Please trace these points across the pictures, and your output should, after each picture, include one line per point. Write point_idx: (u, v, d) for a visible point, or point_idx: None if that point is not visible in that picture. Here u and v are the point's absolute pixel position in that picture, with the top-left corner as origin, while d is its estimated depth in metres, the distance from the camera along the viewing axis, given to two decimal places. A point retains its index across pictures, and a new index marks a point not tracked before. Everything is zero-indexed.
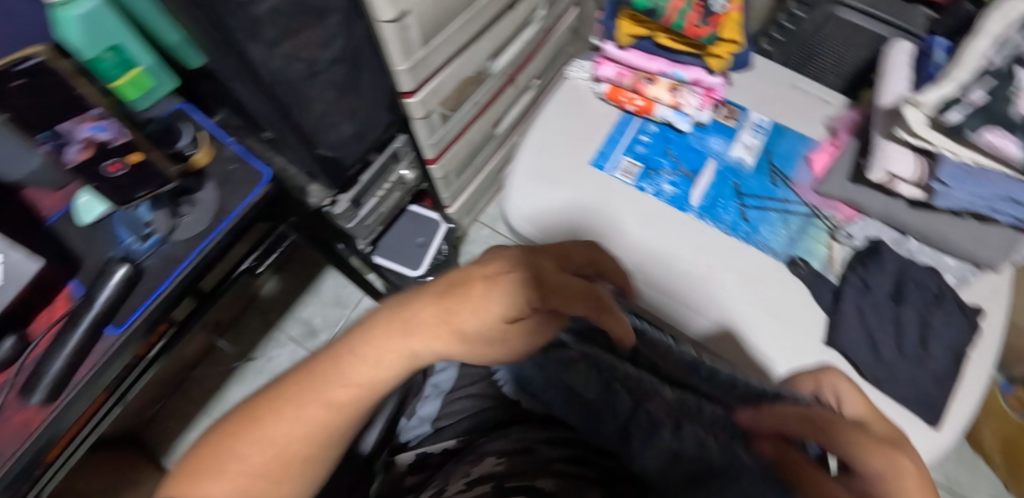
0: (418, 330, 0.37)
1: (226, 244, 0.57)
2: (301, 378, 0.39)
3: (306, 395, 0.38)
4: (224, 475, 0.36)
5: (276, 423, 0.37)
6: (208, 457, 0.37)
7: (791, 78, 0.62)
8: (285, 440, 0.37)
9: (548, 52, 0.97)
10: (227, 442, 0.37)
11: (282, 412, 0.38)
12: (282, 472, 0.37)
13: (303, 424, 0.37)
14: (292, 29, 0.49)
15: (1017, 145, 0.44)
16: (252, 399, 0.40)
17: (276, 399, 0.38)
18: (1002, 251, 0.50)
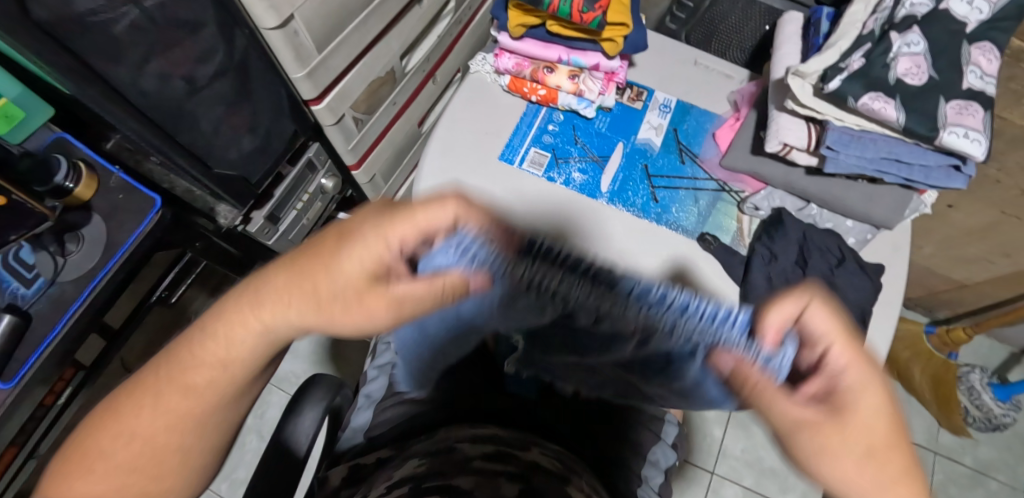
0: (266, 299, 0.37)
1: (122, 279, 0.54)
2: (156, 371, 0.39)
3: (173, 385, 0.39)
4: (93, 473, 0.38)
5: (139, 414, 0.39)
6: (76, 452, 0.39)
7: (694, 54, 0.65)
8: (152, 434, 0.39)
9: (467, 44, 0.95)
10: (92, 437, 0.39)
11: (139, 412, 0.39)
12: (155, 467, 0.39)
13: (164, 417, 0.39)
14: (161, 45, 0.46)
15: (893, 109, 0.44)
16: (120, 391, 0.40)
17: (135, 395, 0.39)
18: (895, 210, 0.52)
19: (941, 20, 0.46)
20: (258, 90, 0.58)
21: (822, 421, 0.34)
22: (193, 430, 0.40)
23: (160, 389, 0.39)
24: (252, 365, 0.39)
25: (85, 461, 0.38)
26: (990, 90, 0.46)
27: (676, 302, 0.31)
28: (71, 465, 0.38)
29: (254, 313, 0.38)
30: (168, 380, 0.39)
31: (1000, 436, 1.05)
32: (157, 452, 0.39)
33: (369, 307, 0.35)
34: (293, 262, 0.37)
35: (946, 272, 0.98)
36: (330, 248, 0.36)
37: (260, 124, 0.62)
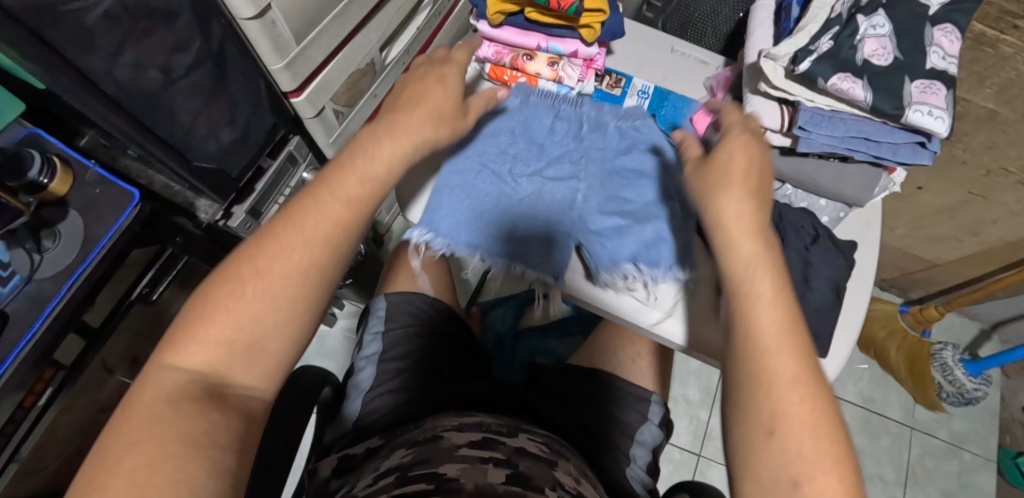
0: (400, 127, 0.44)
1: (101, 275, 0.53)
2: (230, 285, 0.37)
3: (276, 254, 0.38)
4: (211, 340, 0.36)
5: (241, 302, 0.36)
6: (188, 330, 0.36)
7: (670, 42, 0.66)
8: (239, 319, 0.36)
9: (446, 37, 0.95)
10: (202, 320, 0.36)
11: (265, 275, 0.37)
12: (244, 350, 0.36)
13: (258, 301, 0.37)
14: (135, 35, 0.46)
15: (860, 89, 0.46)
16: (203, 291, 0.37)
17: (233, 285, 0.37)
18: (864, 189, 0.54)
19: (906, 3, 0.48)
20: (235, 82, 0.58)
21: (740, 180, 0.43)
22: (297, 300, 0.39)
23: (282, 256, 0.38)
24: (338, 245, 0.41)
25: (186, 332, 0.36)
26: (952, 70, 0.48)
27: (604, 106, 0.62)
28: (185, 334, 0.36)
29: (360, 184, 0.42)
30: (267, 245, 0.38)
31: (972, 409, 1.09)
32: (255, 336, 0.37)
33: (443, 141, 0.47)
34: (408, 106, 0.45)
35: (919, 252, 1.01)
36: (435, 86, 0.47)
37: (239, 116, 0.61)
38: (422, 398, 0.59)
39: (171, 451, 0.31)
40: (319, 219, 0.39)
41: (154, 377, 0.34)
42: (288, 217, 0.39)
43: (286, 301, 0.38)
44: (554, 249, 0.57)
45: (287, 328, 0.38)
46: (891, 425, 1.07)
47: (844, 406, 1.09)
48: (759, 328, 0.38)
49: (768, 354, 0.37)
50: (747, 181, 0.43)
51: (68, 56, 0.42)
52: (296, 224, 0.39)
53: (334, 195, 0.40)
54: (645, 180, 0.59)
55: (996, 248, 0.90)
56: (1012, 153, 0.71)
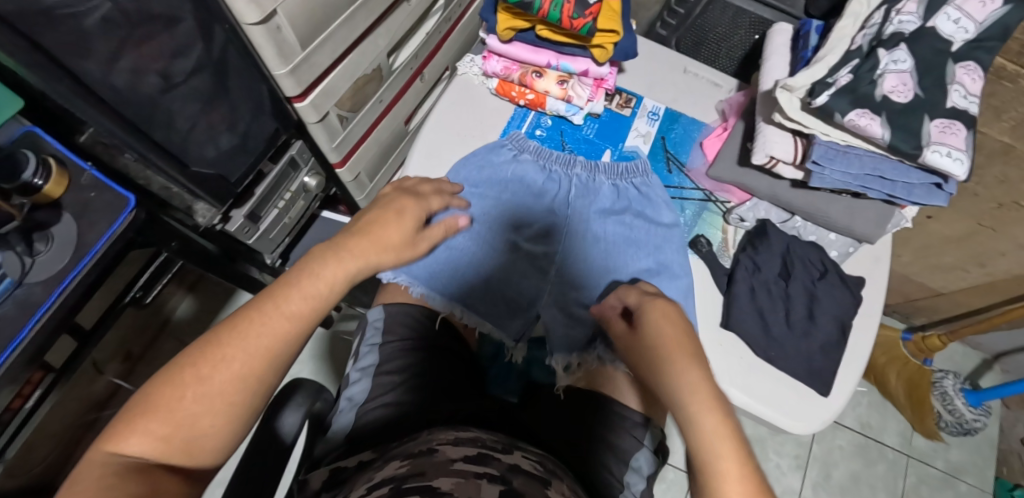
0: (358, 249, 0.46)
1: (94, 280, 0.52)
2: (174, 379, 0.36)
3: (220, 360, 0.37)
4: (149, 433, 0.34)
5: (181, 404, 0.35)
6: (127, 421, 0.35)
7: (683, 63, 0.65)
8: (188, 416, 0.35)
9: (454, 41, 0.93)
10: (144, 414, 0.35)
11: (206, 380, 0.36)
12: (186, 446, 0.35)
13: (207, 397, 0.36)
14: (134, 41, 0.45)
15: (877, 126, 0.45)
16: (150, 382, 0.37)
17: (177, 379, 0.36)
18: (877, 224, 0.52)
19: (928, 37, 0.46)
20: (237, 85, 0.57)
21: (684, 342, 0.43)
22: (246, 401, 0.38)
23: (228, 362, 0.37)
24: (292, 350, 0.41)
25: (128, 421, 0.35)
26: (973, 110, 0.47)
27: (598, 164, 0.60)
28: (124, 426, 0.35)
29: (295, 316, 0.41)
30: (213, 350, 0.38)
31: (970, 439, 1.08)
32: (192, 436, 0.36)
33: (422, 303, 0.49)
34: (369, 231, 0.48)
35: (924, 279, 1.00)
36: (392, 221, 0.49)
37: (239, 122, 0.60)
38: (417, 412, 0.57)
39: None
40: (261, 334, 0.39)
41: (89, 465, 0.33)
42: (230, 326, 0.39)
43: (224, 405, 0.37)
44: (521, 315, 0.56)
45: (225, 429, 0.37)
46: (888, 452, 1.07)
47: (842, 431, 1.07)
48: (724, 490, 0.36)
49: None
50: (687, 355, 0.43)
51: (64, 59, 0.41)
52: (238, 334, 0.38)
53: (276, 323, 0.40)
54: (633, 248, 0.57)
55: (1004, 280, 0.88)
56: None
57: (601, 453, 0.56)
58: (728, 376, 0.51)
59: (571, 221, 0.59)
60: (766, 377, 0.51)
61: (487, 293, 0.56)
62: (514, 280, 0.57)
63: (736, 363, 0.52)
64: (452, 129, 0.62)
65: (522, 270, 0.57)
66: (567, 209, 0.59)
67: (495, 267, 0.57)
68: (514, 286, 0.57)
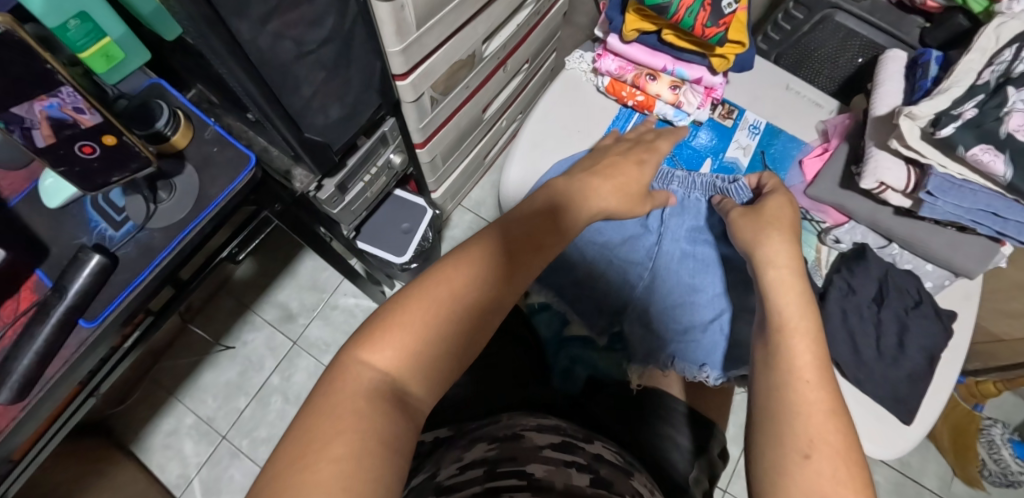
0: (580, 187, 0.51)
1: (209, 232, 0.54)
2: (422, 297, 0.39)
3: (460, 280, 0.40)
4: (395, 346, 0.36)
5: (428, 315, 0.38)
6: (380, 333, 0.37)
7: (786, 80, 0.65)
8: (429, 332, 0.37)
9: (540, 35, 0.94)
10: (395, 327, 0.37)
11: (449, 296, 0.39)
12: (423, 365, 0.37)
13: (445, 315, 0.38)
14: (284, 7, 0.47)
15: (1004, 164, 0.45)
16: (390, 304, 0.39)
17: (426, 295, 0.39)
18: (980, 261, 0.52)
19: None
20: (354, 58, 0.58)
21: (784, 231, 0.49)
22: (473, 331, 0.40)
23: (468, 280, 0.40)
24: (513, 287, 0.43)
25: (383, 330, 0.37)
26: None
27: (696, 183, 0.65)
28: (375, 337, 0.37)
29: (518, 241, 0.44)
30: (454, 274, 0.40)
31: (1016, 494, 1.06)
32: (433, 354, 0.37)
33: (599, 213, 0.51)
34: (593, 176, 0.53)
35: (986, 323, 0.99)
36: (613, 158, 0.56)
37: (350, 94, 0.62)
38: (493, 396, 0.58)
39: (365, 450, 0.31)
40: (496, 254, 0.42)
41: (348, 374, 0.35)
42: (465, 255, 0.42)
43: (461, 323, 0.39)
44: (619, 313, 0.66)
45: (458, 351, 0.39)
46: (926, 494, 1.06)
47: (881, 467, 1.07)
48: (797, 359, 0.40)
49: (809, 382, 0.38)
50: (788, 229, 0.49)
51: (225, 19, 0.43)
52: (475, 253, 0.42)
53: (505, 253, 0.43)
54: (711, 270, 0.65)
55: None
56: None
57: (668, 454, 0.55)
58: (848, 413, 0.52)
59: (661, 239, 0.66)
60: (850, 400, 0.52)
61: (590, 292, 0.66)
62: (607, 286, 0.66)
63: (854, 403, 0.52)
64: (559, 122, 0.64)
65: (615, 278, 0.66)
66: (660, 227, 0.66)
67: (590, 270, 0.67)
68: (604, 294, 0.66)
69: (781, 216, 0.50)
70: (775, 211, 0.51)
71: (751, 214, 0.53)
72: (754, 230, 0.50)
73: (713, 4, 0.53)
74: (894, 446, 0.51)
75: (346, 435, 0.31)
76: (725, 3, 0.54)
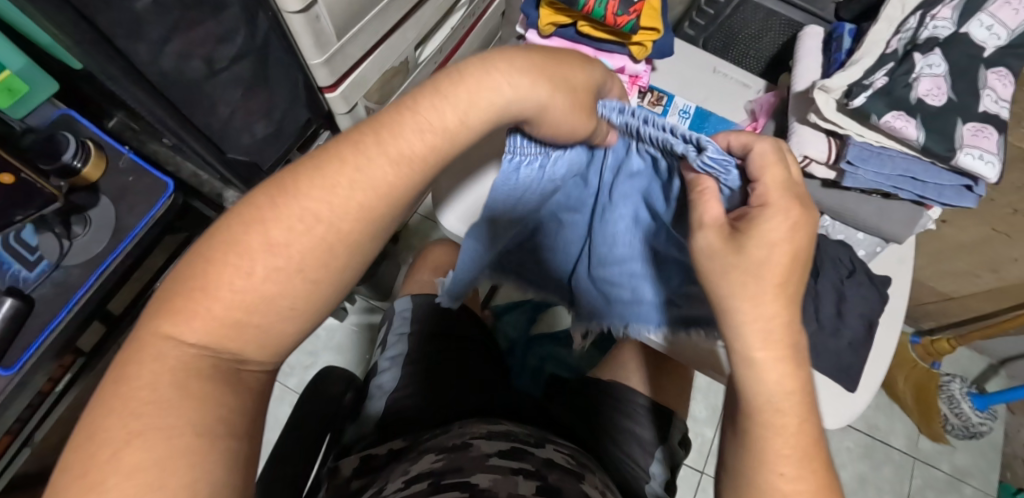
0: (463, 100, 0.32)
1: (130, 265, 0.52)
2: (233, 244, 0.29)
3: (292, 215, 0.30)
4: (204, 306, 0.28)
5: (246, 267, 0.29)
6: (186, 296, 0.29)
7: (712, 62, 0.65)
8: (253, 285, 0.29)
9: (478, 36, 0.94)
10: (203, 288, 0.28)
11: (281, 250, 0.29)
12: (245, 328, 0.29)
13: (270, 267, 0.29)
14: (185, 25, 0.45)
15: (913, 129, 0.46)
16: (201, 248, 0.30)
17: (240, 242, 0.29)
18: (908, 224, 0.53)
19: (960, 43, 0.48)
20: (273, 73, 0.57)
21: (772, 288, 0.31)
22: (323, 286, 0.31)
23: (311, 227, 0.30)
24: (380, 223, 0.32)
25: (190, 295, 0.29)
26: (1004, 114, 0.48)
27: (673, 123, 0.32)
28: (181, 301, 0.29)
29: (395, 168, 0.32)
30: (284, 204, 0.30)
31: (975, 445, 1.16)
32: (261, 316, 0.29)
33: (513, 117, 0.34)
34: (431, 115, 0.32)
35: (934, 283, 1.05)
36: (498, 88, 0.33)
37: (275, 110, 0.61)
38: (437, 405, 0.56)
39: (178, 453, 0.25)
40: (355, 184, 0.31)
41: (147, 352, 0.28)
42: (311, 175, 0.31)
43: (296, 275, 0.30)
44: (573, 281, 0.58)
45: (305, 312, 0.31)
46: (894, 453, 1.14)
47: (851, 433, 1.15)
48: (778, 445, 0.32)
49: (785, 475, 0.32)
50: (782, 284, 0.31)
51: (118, 43, 0.42)
52: (326, 183, 0.30)
53: (374, 188, 0.31)
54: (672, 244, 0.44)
55: (1014, 286, 0.93)
56: None
57: (630, 459, 0.54)
58: None
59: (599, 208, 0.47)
60: None
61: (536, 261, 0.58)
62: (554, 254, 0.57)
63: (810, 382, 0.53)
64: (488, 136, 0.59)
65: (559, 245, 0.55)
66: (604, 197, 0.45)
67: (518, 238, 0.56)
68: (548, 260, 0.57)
69: (768, 266, 0.31)
70: (766, 254, 0.31)
71: (729, 240, 0.32)
72: (728, 275, 0.32)
73: None
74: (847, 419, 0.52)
75: (144, 433, 0.25)
76: None
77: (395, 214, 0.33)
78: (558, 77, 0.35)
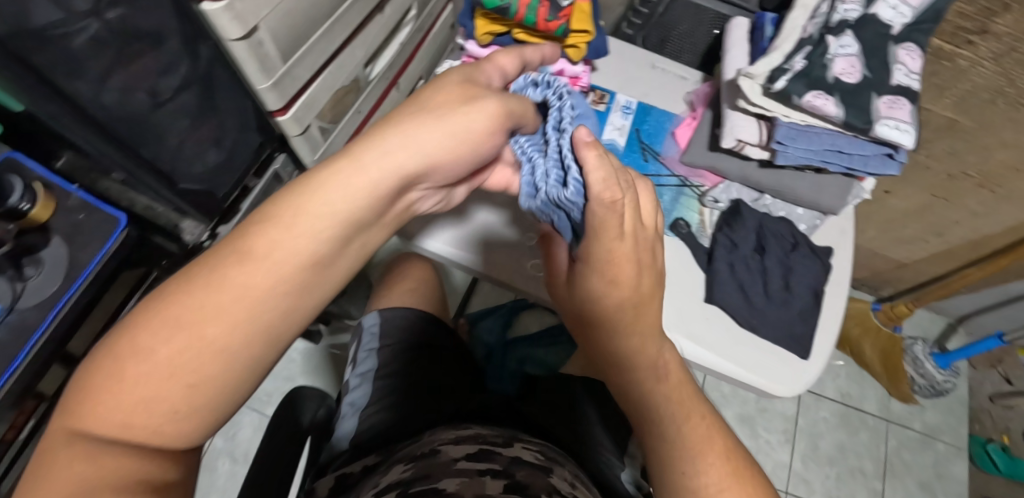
0: (319, 191, 0.32)
1: (87, 302, 0.53)
2: (110, 356, 0.30)
3: (159, 326, 0.30)
4: (91, 412, 0.29)
5: (120, 383, 0.29)
6: (77, 401, 0.29)
7: (649, 59, 0.68)
8: (132, 395, 0.29)
9: (428, 51, 0.96)
10: (86, 395, 0.29)
11: (147, 356, 0.29)
12: (138, 425, 0.30)
13: (145, 377, 0.29)
14: (124, 59, 0.46)
15: (832, 106, 0.49)
16: (93, 353, 0.31)
17: (116, 352, 0.30)
18: (841, 196, 0.57)
19: (872, 24, 0.51)
20: (220, 101, 0.58)
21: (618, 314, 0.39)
22: (208, 387, 0.31)
23: (174, 331, 0.30)
24: (266, 317, 0.32)
25: (77, 404, 0.29)
26: (915, 86, 0.51)
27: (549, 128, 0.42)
28: (73, 406, 0.29)
29: (248, 267, 0.31)
30: (154, 314, 0.30)
31: (941, 401, 1.21)
32: (150, 419, 0.30)
33: (369, 194, 0.33)
34: (287, 211, 0.32)
35: (887, 252, 1.10)
36: (350, 174, 0.33)
37: (226, 137, 0.61)
38: (406, 424, 0.56)
39: None
40: (212, 287, 0.31)
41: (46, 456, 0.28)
42: (180, 284, 0.31)
43: (171, 380, 0.30)
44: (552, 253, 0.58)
45: (197, 412, 0.31)
46: (868, 419, 1.18)
47: (825, 403, 1.19)
48: (678, 449, 0.38)
49: (688, 474, 0.37)
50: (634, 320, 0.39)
51: (57, 82, 0.42)
52: (185, 288, 0.31)
53: (233, 288, 0.31)
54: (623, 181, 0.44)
55: (960, 247, 0.99)
56: (970, 158, 0.79)
57: (600, 459, 0.56)
58: (751, 364, 0.54)
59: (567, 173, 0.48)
60: (750, 346, 0.55)
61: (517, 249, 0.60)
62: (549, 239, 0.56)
63: (767, 357, 0.55)
64: None
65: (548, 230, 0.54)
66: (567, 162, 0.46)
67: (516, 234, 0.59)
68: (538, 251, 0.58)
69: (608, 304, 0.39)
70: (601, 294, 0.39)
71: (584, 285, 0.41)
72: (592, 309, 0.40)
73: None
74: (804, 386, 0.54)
75: None
76: None
77: (271, 309, 0.32)
78: (414, 149, 0.34)
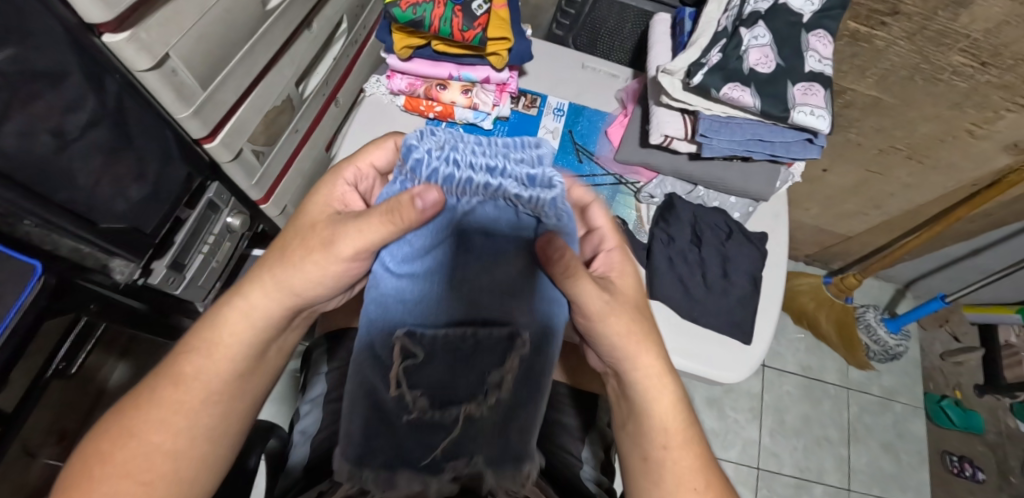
0: (230, 321, 0.41)
1: (9, 358, 0.50)
2: (82, 474, 0.37)
3: (119, 441, 0.38)
4: None
5: (92, 489, 0.37)
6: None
7: (579, 59, 0.69)
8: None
9: (365, 64, 0.94)
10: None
11: (109, 461, 0.37)
12: None
13: (114, 482, 0.37)
14: (21, 100, 0.43)
15: (749, 97, 0.50)
16: (69, 469, 0.38)
17: (90, 466, 0.37)
18: (768, 183, 0.58)
19: (781, 14, 0.53)
20: (137, 134, 0.55)
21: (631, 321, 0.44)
22: (166, 485, 0.38)
23: (129, 442, 0.38)
24: (207, 417, 0.40)
25: None
26: (828, 71, 0.53)
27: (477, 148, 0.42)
28: None
29: (181, 386, 0.39)
30: (116, 433, 0.38)
31: (897, 364, 1.26)
32: None
33: (274, 312, 0.42)
34: (204, 341, 0.41)
35: (833, 228, 1.14)
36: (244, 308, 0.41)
37: (148, 171, 0.59)
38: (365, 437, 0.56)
39: None
40: (157, 403, 0.39)
41: None
42: (132, 405, 0.39)
43: (134, 482, 0.37)
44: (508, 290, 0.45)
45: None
46: (830, 388, 1.22)
47: (788, 377, 1.22)
48: (649, 428, 0.43)
49: (662, 452, 0.42)
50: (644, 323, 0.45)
51: None
52: (135, 407, 0.39)
53: (166, 404, 0.39)
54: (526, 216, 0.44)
55: (897, 216, 1.03)
56: (897, 133, 0.82)
57: (562, 457, 0.56)
58: (694, 352, 0.55)
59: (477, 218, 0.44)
60: (694, 336, 0.56)
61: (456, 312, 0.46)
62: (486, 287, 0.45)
63: (711, 345, 0.56)
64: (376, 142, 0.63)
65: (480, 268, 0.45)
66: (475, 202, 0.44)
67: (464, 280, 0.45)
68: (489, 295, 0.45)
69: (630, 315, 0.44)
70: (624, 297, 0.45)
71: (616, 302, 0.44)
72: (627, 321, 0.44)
73: (463, 9, 0.56)
74: (750, 370, 0.55)
75: None
76: (475, 6, 0.56)
77: (209, 411, 0.40)
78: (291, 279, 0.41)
